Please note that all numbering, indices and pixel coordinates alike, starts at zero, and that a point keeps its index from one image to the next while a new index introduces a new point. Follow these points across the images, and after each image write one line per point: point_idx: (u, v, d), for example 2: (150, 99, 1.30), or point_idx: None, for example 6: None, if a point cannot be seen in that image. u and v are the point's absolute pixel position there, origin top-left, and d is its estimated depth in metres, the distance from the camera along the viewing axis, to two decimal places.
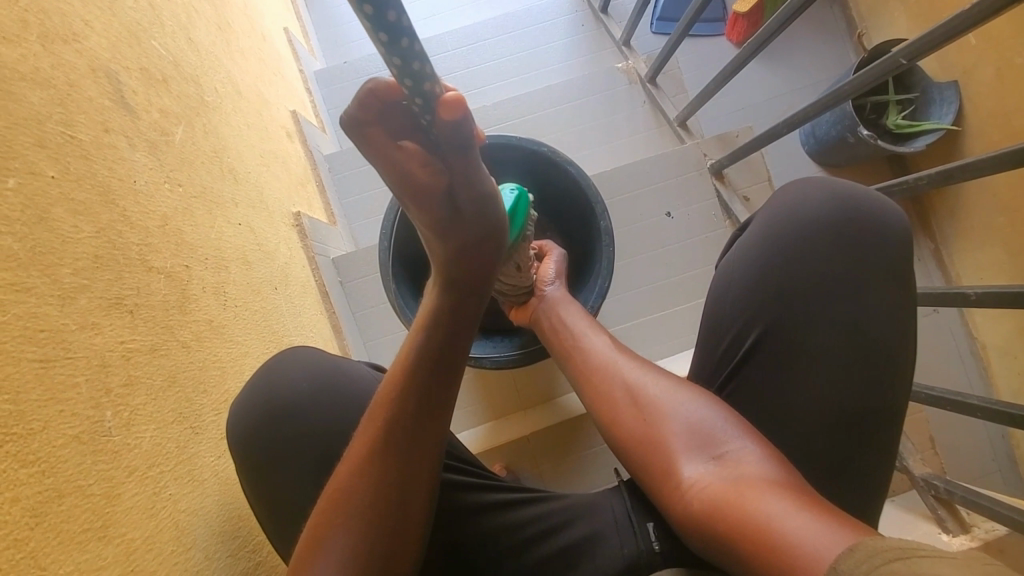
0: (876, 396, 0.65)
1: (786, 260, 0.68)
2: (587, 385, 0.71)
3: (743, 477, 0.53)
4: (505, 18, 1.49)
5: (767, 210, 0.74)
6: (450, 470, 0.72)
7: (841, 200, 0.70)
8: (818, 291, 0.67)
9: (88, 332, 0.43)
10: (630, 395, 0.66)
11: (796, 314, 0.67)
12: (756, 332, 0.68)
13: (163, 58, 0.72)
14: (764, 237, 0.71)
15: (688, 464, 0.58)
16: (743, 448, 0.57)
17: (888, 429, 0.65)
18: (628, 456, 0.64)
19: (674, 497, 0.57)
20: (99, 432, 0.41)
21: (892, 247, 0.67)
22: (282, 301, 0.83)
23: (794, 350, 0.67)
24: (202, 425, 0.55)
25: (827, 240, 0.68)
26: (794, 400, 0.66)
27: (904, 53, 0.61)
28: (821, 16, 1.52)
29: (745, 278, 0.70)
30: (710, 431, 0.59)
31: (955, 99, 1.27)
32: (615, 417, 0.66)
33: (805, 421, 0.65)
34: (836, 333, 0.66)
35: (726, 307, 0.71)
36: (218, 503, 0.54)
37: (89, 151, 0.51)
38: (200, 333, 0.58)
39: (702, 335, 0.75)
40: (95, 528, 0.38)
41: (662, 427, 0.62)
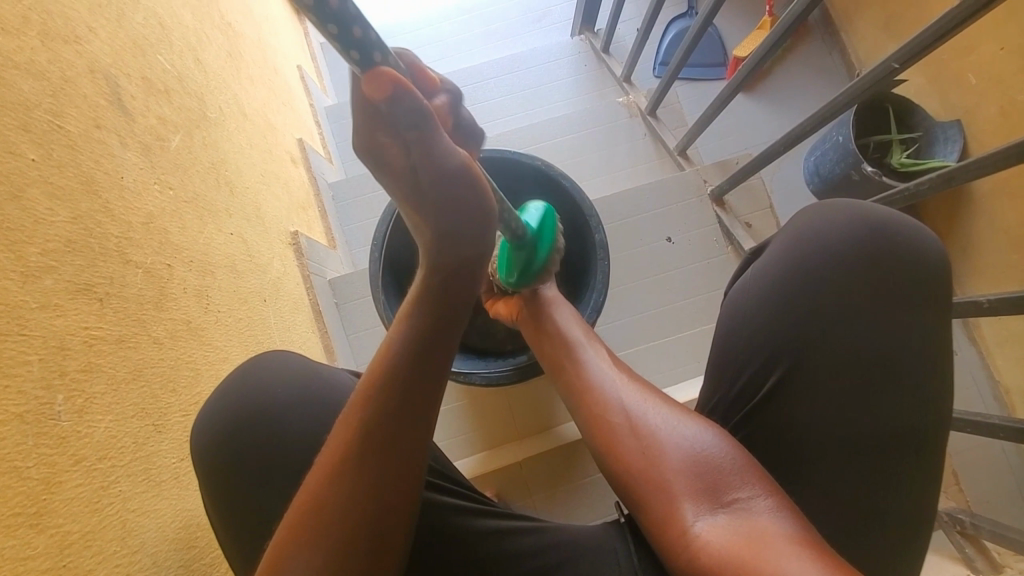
0: (910, 436, 0.58)
1: (815, 292, 0.61)
2: (580, 408, 0.65)
3: (759, 533, 0.49)
4: (510, 58, 1.54)
5: (786, 233, 0.66)
6: (439, 488, 0.66)
7: (869, 220, 0.63)
8: (839, 327, 0.60)
9: (48, 312, 0.42)
10: (631, 421, 0.60)
11: (824, 349, 0.60)
12: (780, 369, 0.61)
13: (167, 72, 0.73)
14: (786, 265, 0.63)
15: (696, 509, 0.53)
16: (756, 497, 0.52)
17: (921, 478, 0.58)
18: (622, 487, 0.58)
19: (676, 544, 0.52)
20: (46, 415, 0.39)
21: (919, 275, 0.60)
22: (270, 314, 0.81)
23: (814, 391, 0.59)
24: (166, 423, 0.52)
25: (850, 270, 0.61)
26: (817, 441, 0.59)
27: (896, 58, 0.62)
28: (821, 62, 1.52)
29: (766, 312, 0.62)
30: (718, 470, 0.54)
31: (959, 137, 1.26)
32: (611, 444, 0.60)
33: (837, 471, 0.58)
34: (866, 369, 0.59)
35: (744, 339, 0.63)
36: (174, 508, 0.52)
37: (76, 142, 0.51)
38: (175, 332, 0.56)
39: (708, 373, 0.67)
40: (27, 513, 0.36)
41: (663, 462, 0.56)
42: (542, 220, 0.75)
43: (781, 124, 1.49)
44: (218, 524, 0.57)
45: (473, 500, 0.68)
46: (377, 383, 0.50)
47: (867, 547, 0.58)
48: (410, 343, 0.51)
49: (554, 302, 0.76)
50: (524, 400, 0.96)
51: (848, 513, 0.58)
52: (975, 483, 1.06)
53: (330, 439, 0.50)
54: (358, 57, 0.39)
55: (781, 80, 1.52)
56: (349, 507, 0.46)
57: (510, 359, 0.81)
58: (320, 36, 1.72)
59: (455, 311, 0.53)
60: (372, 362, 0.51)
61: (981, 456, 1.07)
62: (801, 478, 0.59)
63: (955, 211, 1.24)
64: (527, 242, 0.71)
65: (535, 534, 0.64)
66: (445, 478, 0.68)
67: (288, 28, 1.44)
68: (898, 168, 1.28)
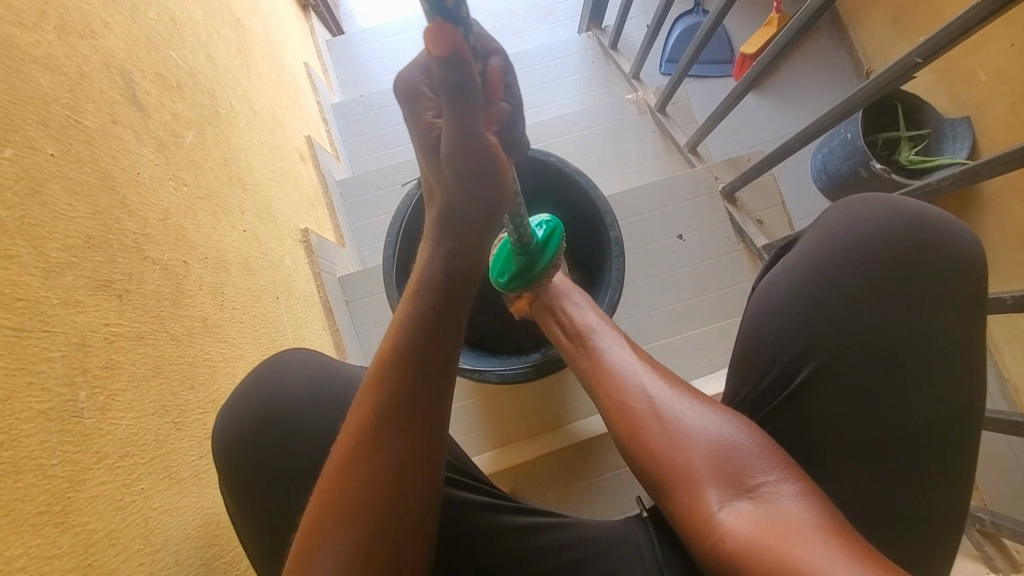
0: (941, 435, 0.57)
1: (845, 287, 0.61)
2: (601, 396, 0.65)
3: (786, 519, 0.48)
4: (518, 55, 1.53)
5: (813, 230, 0.66)
6: (459, 484, 0.66)
7: (900, 215, 0.62)
8: (865, 325, 0.60)
9: (70, 309, 0.41)
10: (651, 408, 0.60)
11: (853, 345, 0.59)
12: (809, 366, 0.60)
13: (180, 68, 0.73)
14: (816, 260, 0.63)
15: (720, 495, 0.52)
16: (779, 484, 0.51)
17: (950, 476, 0.57)
18: (644, 473, 0.58)
19: (700, 531, 0.52)
20: (69, 412, 0.39)
21: (947, 272, 0.59)
22: (283, 312, 0.81)
23: (840, 390, 0.59)
24: (185, 421, 0.52)
25: (875, 267, 0.61)
26: (846, 439, 0.58)
27: (919, 52, 0.61)
28: (829, 59, 1.51)
29: (794, 307, 0.62)
30: (741, 458, 0.54)
31: (968, 135, 1.25)
32: (633, 430, 0.59)
33: (864, 471, 0.58)
34: (896, 366, 0.58)
35: (772, 335, 0.63)
36: (195, 506, 0.52)
37: (93, 138, 0.51)
38: (192, 329, 0.56)
39: (732, 372, 0.68)
40: (53, 512, 0.36)
41: (683, 449, 0.56)
42: (551, 228, 0.75)
43: (791, 121, 1.48)
44: (238, 520, 0.57)
45: (492, 495, 0.67)
46: (389, 365, 0.49)
47: (894, 546, 0.57)
48: (419, 327, 0.50)
49: (569, 291, 0.76)
50: (537, 398, 0.96)
51: (874, 512, 0.57)
52: (987, 481, 1.06)
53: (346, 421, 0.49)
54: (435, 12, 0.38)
55: (790, 76, 1.51)
56: (372, 493, 0.46)
57: (525, 356, 0.81)
58: (325, 34, 1.71)
59: (456, 302, 0.51)
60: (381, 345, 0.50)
61: (992, 455, 1.07)
62: (827, 475, 0.59)
63: (965, 208, 1.23)
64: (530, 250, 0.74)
65: (554, 531, 0.64)
66: (464, 473, 0.68)
67: (295, 26, 1.43)
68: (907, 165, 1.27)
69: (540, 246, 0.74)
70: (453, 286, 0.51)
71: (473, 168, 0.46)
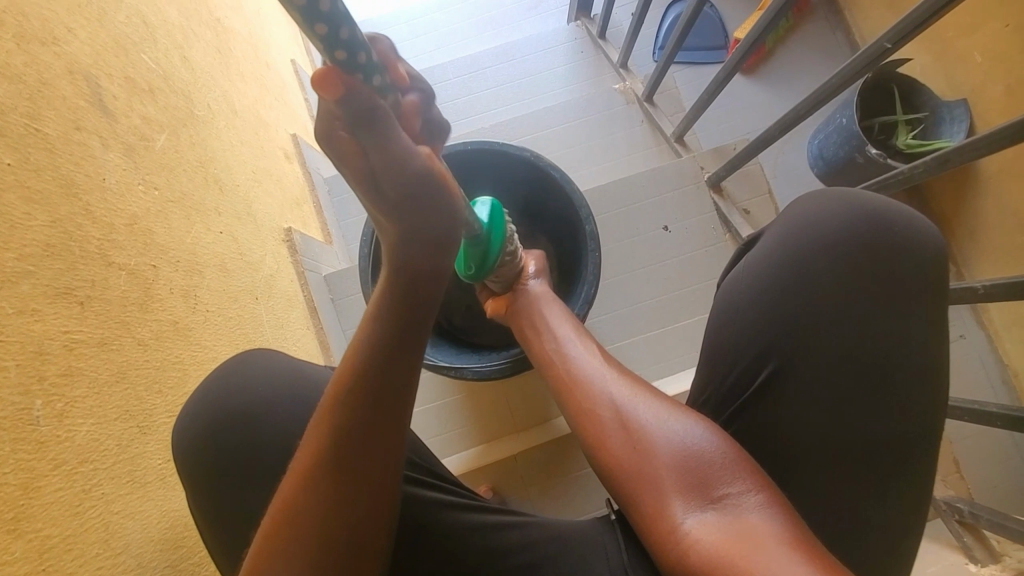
0: (900, 431, 0.57)
1: (808, 286, 0.60)
2: (571, 401, 0.65)
3: (747, 532, 0.48)
4: (506, 47, 1.52)
5: (779, 222, 0.65)
6: (422, 483, 0.66)
7: (865, 208, 0.61)
8: (828, 320, 0.59)
9: (26, 317, 0.42)
10: (620, 416, 0.60)
11: (814, 345, 0.59)
12: (771, 365, 0.59)
13: (152, 71, 0.73)
14: (778, 256, 0.62)
15: (685, 506, 0.52)
16: (744, 495, 0.51)
17: (913, 472, 0.57)
18: (611, 482, 0.58)
19: (665, 543, 0.51)
20: (24, 421, 0.39)
21: (912, 266, 0.59)
22: (262, 312, 0.81)
23: (804, 388, 0.58)
24: (151, 425, 0.53)
25: (841, 263, 0.60)
26: (806, 438, 0.58)
27: (889, 37, 0.59)
28: (823, 42, 1.49)
29: (756, 305, 0.61)
30: (706, 467, 0.53)
31: (966, 117, 1.23)
32: (601, 439, 0.59)
33: (824, 468, 0.58)
34: (859, 364, 0.58)
35: (734, 334, 0.62)
36: (160, 510, 0.52)
37: (54, 145, 0.51)
38: (161, 333, 0.57)
39: (698, 369, 0.67)
40: (4, 519, 0.36)
41: (650, 459, 0.55)
42: (492, 210, 0.69)
43: (781, 106, 1.46)
44: (204, 523, 0.57)
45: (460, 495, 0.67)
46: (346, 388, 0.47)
47: (858, 541, 0.57)
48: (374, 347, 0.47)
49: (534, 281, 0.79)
50: (522, 395, 0.96)
51: (837, 507, 0.57)
52: (979, 469, 1.05)
53: (305, 443, 0.48)
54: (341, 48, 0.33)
55: (781, 62, 1.48)
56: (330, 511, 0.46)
57: (502, 354, 0.80)
58: None
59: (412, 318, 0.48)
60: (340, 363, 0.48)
61: (983, 443, 1.06)
62: (795, 470, 0.58)
63: (960, 193, 1.21)
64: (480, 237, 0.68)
65: (519, 530, 0.64)
66: (429, 472, 0.68)
67: (282, 22, 1.43)
68: (903, 150, 1.25)
69: (491, 234, 0.69)
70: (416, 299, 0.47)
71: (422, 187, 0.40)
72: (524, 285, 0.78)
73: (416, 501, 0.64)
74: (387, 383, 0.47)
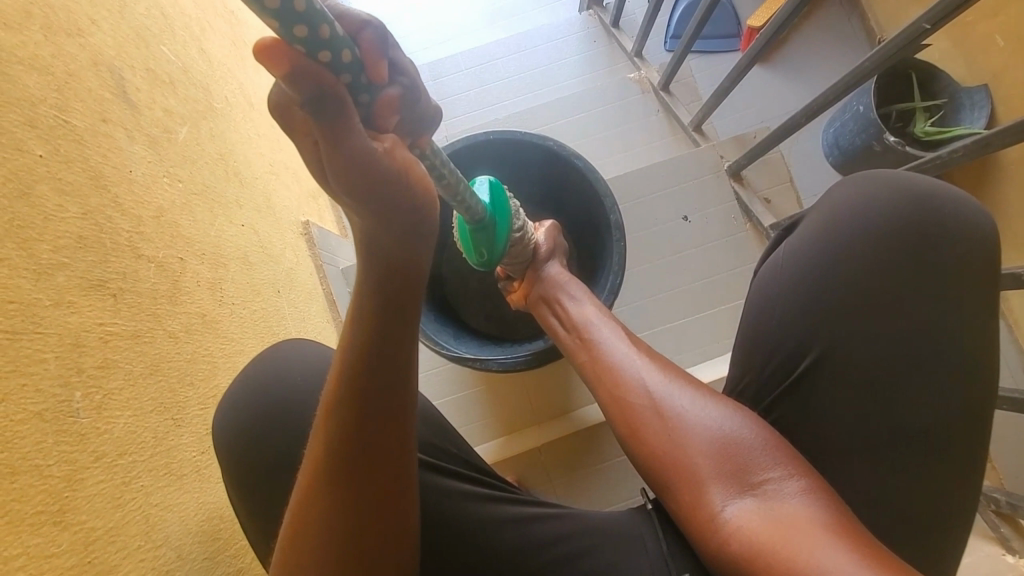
0: (948, 420, 0.56)
1: (853, 271, 0.59)
2: (603, 389, 0.64)
3: (793, 519, 0.48)
4: (517, 38, 1.50)
5: (820, 208, 0.64)
6: (458, 476, 0.66)
7: (912, 191, 0.60)
8: (873, 307, 0.58)
9: (63, 310, 0.41)
10: (654, 404, 0.59)
11: (859, 332, 0.58)
12: (814, 353, 0.59)
13: (171, 63, 0.72)
14: (821, 243, 0.61)
15: (727, 495, 0.51)
16: (786, 481, 0.50)
17: (962, 460, 0.56)
18: (647, 472, 0.57)
19: (705, 532, 0.51)
20: (65, 413, 0.39)
21: (959, 250, 0.58)
22: (284, 305, 0.81)
23: (851, 376, 0.57)
24: (184, 417, 0.52)
25: (884, 247, 0.59)
26: (853, 426, 0.57)
27: (927, 18, 0.58)
28: (838, 28, 1.46)
29: (799, 291, 0.60)
30: (745, 454, 0.52)
31: (986, 103, 1.20)
32: (636, 428, 0.59)
33: (873, 458, 0.56)
34: (906, 349, 0.57)
35: (774, 321, 0.61)
36: (197, 501, 0.52)
37: (82, 136, 0.50)
38: (191, 326, 0.56)
39: (735, 357, 0.66)
40: (50, 511, 0.36)
41: (687, 448, 0.55)
42: (494, 194, 0.67)
43: (797, 95, 1.44)
44: (241, 512, 0.57)
45: (495, 488, 0.67)
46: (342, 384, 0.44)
47: (905, 532, 0.56)
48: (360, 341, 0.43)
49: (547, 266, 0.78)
50: (545, 385, 0.96)
51: (879, 497, 0.56)
52: (1009, 459, 1.04)
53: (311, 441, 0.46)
54: (308, 34, 0.30)
55: (799, 50, 1.46)
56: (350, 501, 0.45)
57: (526, 346, 0.79)
58: None
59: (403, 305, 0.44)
60: (332, 354, 0.45)
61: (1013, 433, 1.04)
62: (835, 459, 0.57)
63: (982, 180, 1.19)
64: (487, 223, 0.66)
65: (554, 522, 0.63)
66: (463, 464, 0.68)
67: None
68: (921, 137, 1.24)
69: (496, 222, 0.67)
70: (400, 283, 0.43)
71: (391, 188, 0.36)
72: (543, 273, 0.77)
73: (453, 493, 0.64)
74: (382, 372, 0.44)
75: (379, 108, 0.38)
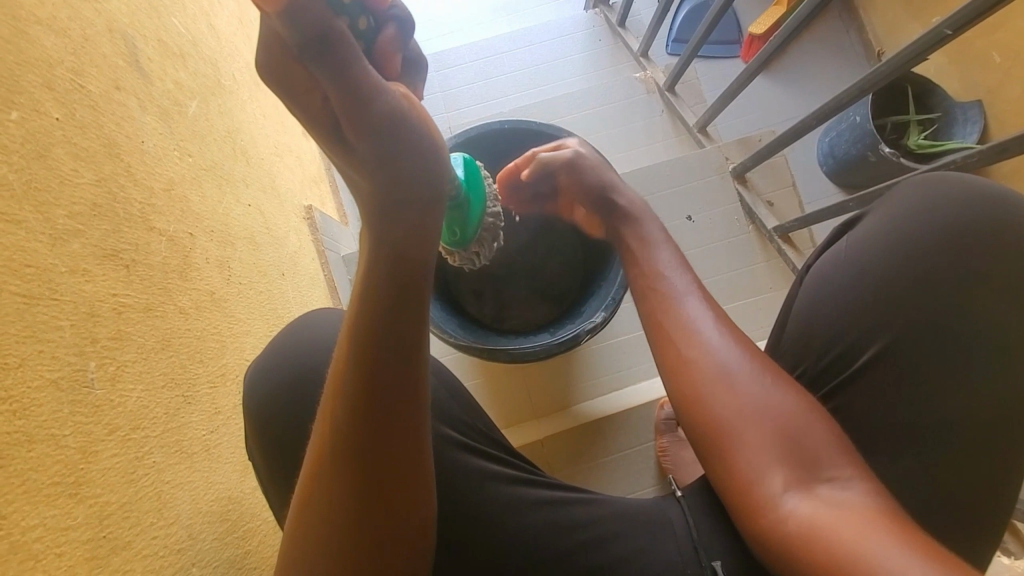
0: (1000, 419, 0.58)
1: (915, 268, 0.60)
2: (669, 353, 0.62)
3: (855, 512, 0.48)
4: (524, 32, 1.50)
5: (884, 205, 0.64)
6: (486, 456, 0.65)
7: (981, 199, 0.61)
8: (932, 305, 0.59)
9: (77, 277, 0.40)
10: (724, 377, 0.57)
11: (921, 331, 0.59)
12: (876, 348, 0.59)
13: (181, 35, 0.70)
14: (886, 240, 0.61)
15: (785, 480, 0.52)
16: (847, 480, 0.51)
17: (1011, 457, 0.58)
18: (705, 442, 0.57)
19: (759, 513, 0.51)
20: (80, 382, 0.38)
21: (1017, 256, 0.59)
22: (288, 288, 0.79)
23: (910, 373, 0.59)
24: (194, 395, 0.51)
25: (945, 248, 0.60)
26: (909, 420, 0.58)
27: (948, 23, 0.58)
28: (836, 39, 1.48)
29: (859, 285, 0.61)
30: (810, 447, 0.53)
31: (979, 119, 1.23)
32: (702, 398, 0.57)
33: (928, 454, 0.57)
34: (963, 349, 0.58)
35: (835, 315, 0.61)
36: (207, 481, 0.51)
37: (97, 102, 0.48)
38: (200, 302, 0.55)
39: (781, 347, 0.67)
40: (66, 484, 0.35)
41: (752, 428, 0.54)
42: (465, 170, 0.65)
43: (798, 102, 1.46)
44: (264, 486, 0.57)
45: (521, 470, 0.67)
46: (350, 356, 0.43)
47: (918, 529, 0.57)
48: (364, 312, 0.43)
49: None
50: (548, 379, 0.95)
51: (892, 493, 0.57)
52: None
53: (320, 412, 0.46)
54: None
55: (801, 58, 1.48)
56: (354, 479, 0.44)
57: (538, 338, 0.79)
58: None
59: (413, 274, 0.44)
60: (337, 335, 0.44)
61: None
62: None
63: None
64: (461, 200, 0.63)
65: (577, 508, 0.63)
66: (492, 444, 0.67)
67: None
68: (915, 150, 1.27)
69: (470, 198, 0.65)
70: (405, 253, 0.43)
71: (394, 138, 0.38)
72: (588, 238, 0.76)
73: (480, 473, 0.63)
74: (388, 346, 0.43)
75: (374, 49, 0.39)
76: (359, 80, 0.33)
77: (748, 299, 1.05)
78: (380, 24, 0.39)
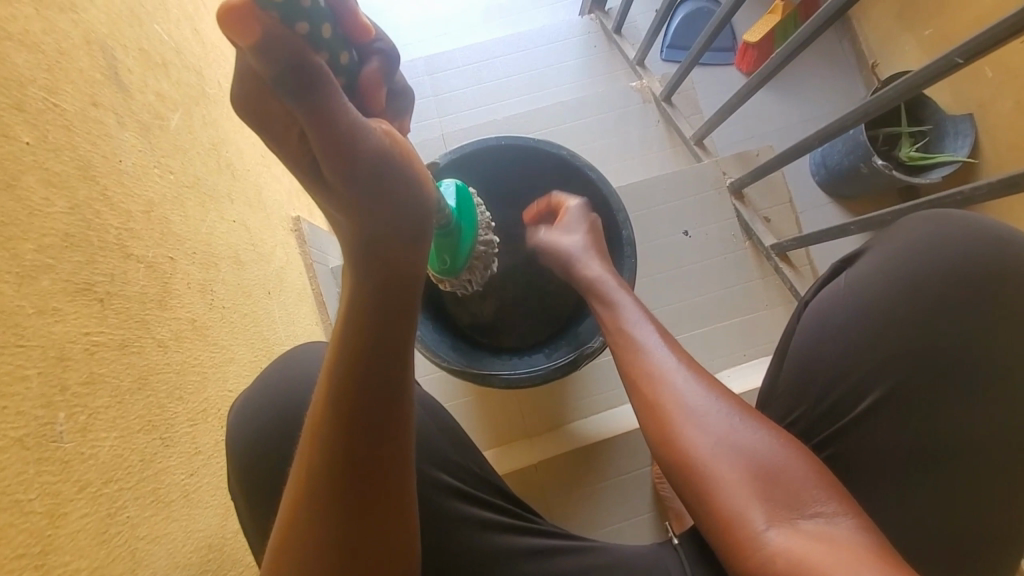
0: (997, 457, 0.58)
1: (919, 309, 0.59)
2: (641, 391, 0.61)
3: (844, 550, 0.47)
4: (518, 36, 1.47)
5: (887, 237, 0.63)
6: (480, 501, 0.63)
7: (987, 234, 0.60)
8: (934, 346, 0.59)
9: (46, 319, 0.37)
10: (698, 415, 0.57)
11: (922, 372, 0.59)
12: (874, 394, 0.60)
13: (164, 43, 0.66)
14: (891, 278, 0.60)
15: (768, 516, 0.50)
16: (832, 515, 0.50)
17: (1006, 494, 0.59)
18: (684, 482, 0.55)
19: (745, 552, 0.50)
20: (47, 438, 0.35)
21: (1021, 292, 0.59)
22: (274, 307, 0.76)
23: (910, 415, 0.59)
24: (173, 436, 0.48)
25: (948, 285, 0.59)
26: (906, 458, 0.59)
27: (961, 51, 0.57)
28: (830, 50, 1.48)
29: (861, 323, 0.60)
30: (793, 483, 0.52)
31: (970, 132, 1.23)
32: (678, 436, 0.56)
33: (926, 493, 0.58)
34: (962, 390, 0.59)
35: (838, 354, 0.61)
36: (185, 529, 0.48)
37: (72, 122, 0.45)
38: (180, 333, 0.52)
39: (778, 381, 0.66)
40: (31, 554, 0.32)
41: (733, 466, 0.53)
42: (458, 199, 0.63)
43: (793, 113, 1.45)
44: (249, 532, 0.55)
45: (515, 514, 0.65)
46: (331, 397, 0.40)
47: None
48: (348, 352, 0.40)
49: (583, 260, 0.74)
50: (542, 398, 0.94)
51: None
52: None
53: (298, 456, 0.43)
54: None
55: (797, 69, 1.47)
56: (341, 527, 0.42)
57: (536, 363, 0.76)
58: None
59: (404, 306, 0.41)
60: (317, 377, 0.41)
61: None
62: None
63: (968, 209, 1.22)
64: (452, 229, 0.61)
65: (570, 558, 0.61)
66: (486, 487, 0.65)
67: None
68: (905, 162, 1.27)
69: (462, 226, 0.62)
70: (395, 288, 0.41)
71: (378, 176, 0.35)
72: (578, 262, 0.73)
73: (474, 520, 0.62)
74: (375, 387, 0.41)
75: (358, 82, 0.37)
76: (339, 117, 0.31)
77: (743, 316, 1.04)
78: (365, 56, 0.37)
